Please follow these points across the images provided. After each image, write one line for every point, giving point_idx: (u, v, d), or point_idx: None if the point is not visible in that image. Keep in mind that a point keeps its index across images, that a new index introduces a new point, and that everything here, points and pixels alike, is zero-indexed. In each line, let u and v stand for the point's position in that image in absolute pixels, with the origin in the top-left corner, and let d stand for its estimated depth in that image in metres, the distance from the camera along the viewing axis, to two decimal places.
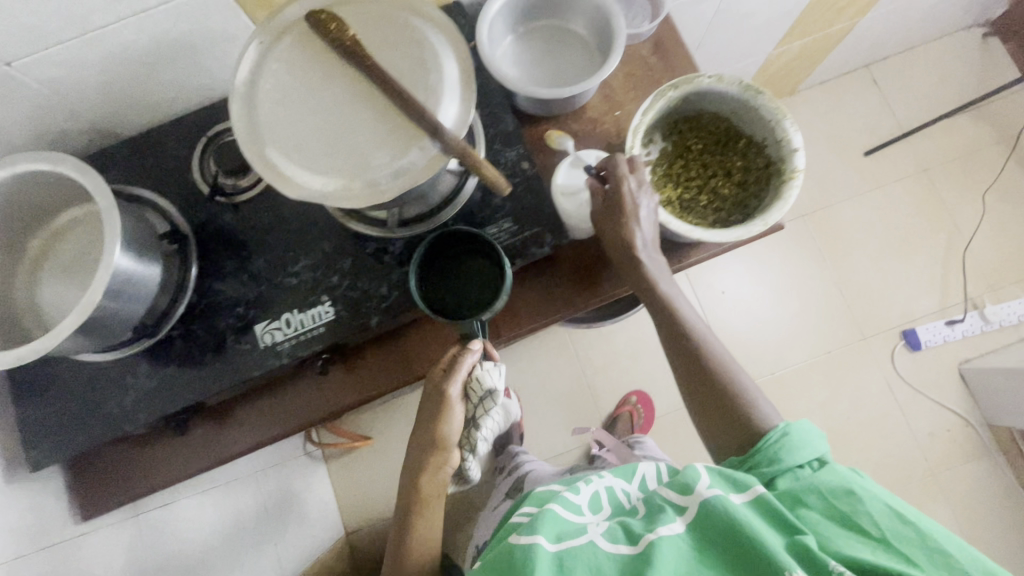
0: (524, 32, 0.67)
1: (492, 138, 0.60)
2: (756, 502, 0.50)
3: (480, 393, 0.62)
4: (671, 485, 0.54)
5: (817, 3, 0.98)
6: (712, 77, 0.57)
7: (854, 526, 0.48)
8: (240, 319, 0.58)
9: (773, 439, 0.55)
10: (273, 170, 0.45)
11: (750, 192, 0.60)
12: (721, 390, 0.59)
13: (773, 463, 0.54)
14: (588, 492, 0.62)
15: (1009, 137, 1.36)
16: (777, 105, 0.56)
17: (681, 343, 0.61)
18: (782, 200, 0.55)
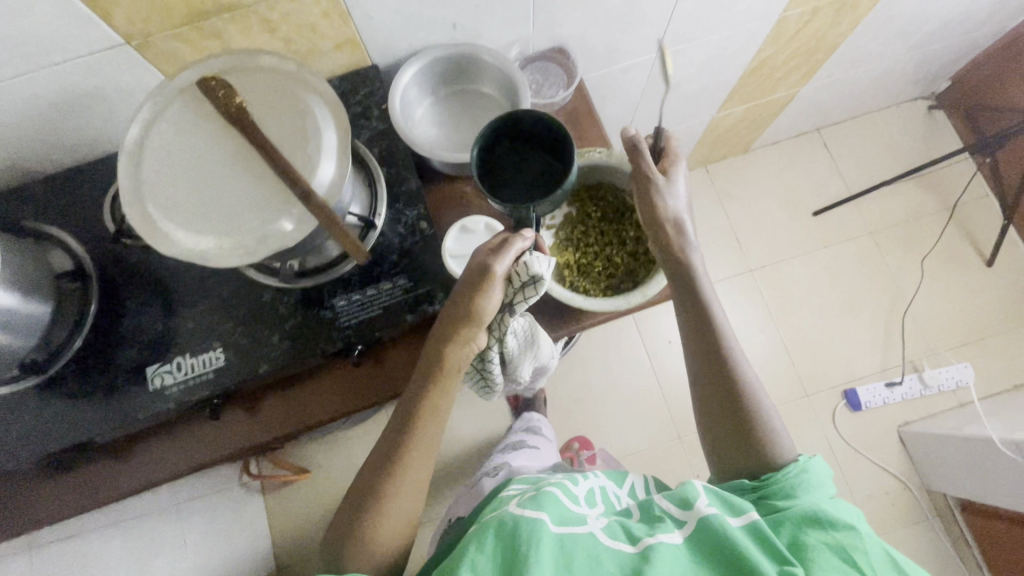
0: (440, 93, 0.70)
1: (395, 197, 0.62)
2: (750, 526, 0.50)
3: (523, 280, 0.54)
4: (671, 496, 0.55)
5: (748, 75, 1.03)
6: (603, 151, 0.61)
7: (855, 564, 0.46)
8: (133, 360, 0.59)
9: (793, 471, 0.55)
10: (150, 226, 0.47)
11: (640, 262, 0.63)
12: (738, 402, 0.58)
13: (789, 491, 0.53)
14: (585, 487, 0.63)
15: (951, 206, 1.40)
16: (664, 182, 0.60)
17: (701, 347, 0.60)
18: (665, 273, 0.59)
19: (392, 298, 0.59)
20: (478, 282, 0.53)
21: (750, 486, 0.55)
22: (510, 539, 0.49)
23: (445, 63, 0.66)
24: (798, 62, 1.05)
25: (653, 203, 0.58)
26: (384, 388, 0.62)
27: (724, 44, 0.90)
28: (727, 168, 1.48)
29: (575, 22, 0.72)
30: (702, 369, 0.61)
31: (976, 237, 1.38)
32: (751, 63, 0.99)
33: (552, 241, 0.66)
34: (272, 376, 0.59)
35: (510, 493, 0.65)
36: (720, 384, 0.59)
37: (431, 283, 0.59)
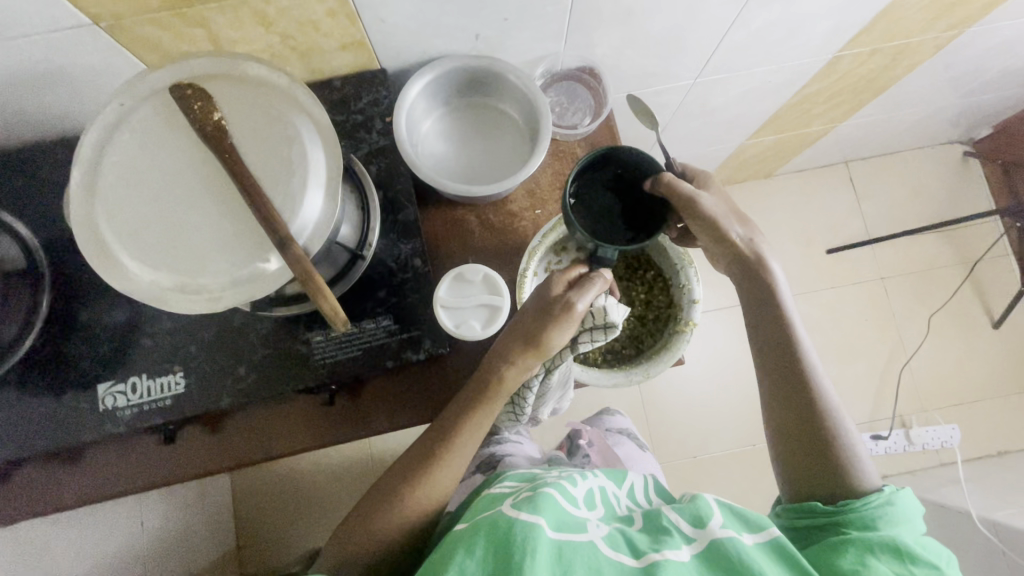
0: (454, 105, 0.63)
1: (389, 226, 0.57)
2: (771, 544, 0.47)
3: (594, 323, 0.53)
4: (685, 510, 0.51)
5: (788, 107, 0.95)
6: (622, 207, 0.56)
7: None
8: (82, 374, 0.53)
9: (877, 501, 0.51)
10: (103, 255, 0.41)
11: (648, 329, 0.58)
12: (816, 424, 0.54)
13: (865, 520, 0.50)
14: (585, 487, 0.56)
15: (968, 261, 1.36)
16: (683, 251, 0.55)
17: (783, 360, 0.56)
18: (670, 352, 0.54)
19: (374, 340, 0.54)
20: (558, 314, 0.51)
21: (822, 510, 0.51)
22: (508, 544, 0.45)
23: (462, 74, 0.59)
24: (842, 100, 0.98)
25: (718, 224, 0.55)
26: (356, 431, 0.57)
27: (767, 77, 0.82)
28: (746, 191, 1.41)
29: (611, 43, 0.64)
30: (780, 387, 0.56)
31: (987, 298, 1.34)
32: (793, 96, 0.91)
33: None
34: (233, 408, 0.54)
35: (502, 490, 0.57)
36: (799, 405, 0.55)
37: (418, 328, 0.54)
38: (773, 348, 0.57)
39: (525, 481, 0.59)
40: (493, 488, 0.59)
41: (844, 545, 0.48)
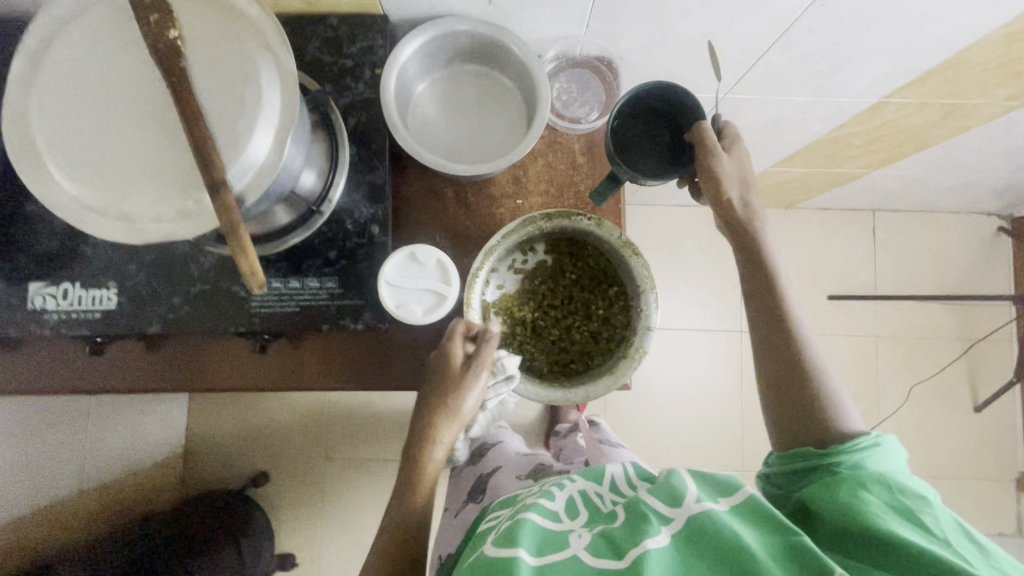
0: (455, 71, 0.59)
1: (356, 185, 0.54)
2: (747, 504, 0.43)
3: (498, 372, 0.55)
4: (658, 492, 0.47)
5: (820, 142, 0.89)
6: (595, 219, 0.53)
7: (915, 519, 0.43)
8: (14, 268, 0.52)
9: (863, 441, 0.49)
10: (30, 158, 0.39)
11: (599, 347, 0.56)
12: (807, 383, 0.53)
13: (854, 464, 0.48)
14: (565, 498, 0.52)
15: (968, 339, 1.31)
16: (648, 274, 0.52)
17: (776, 322, 0.54)
18: (613, 376, 0.52)
19: (315, 300, 0.52)
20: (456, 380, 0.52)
21: (813, 455, 0.50)
22: None
23: (468, 38, 0.55)
24: (879, 147, 0.91)
25: (721, 180, 0.52)
26: (283, 383, 0.56)
27: (804, 108, 0.76)
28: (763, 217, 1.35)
29: (639, 39, 0.59)
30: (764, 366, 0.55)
31: (977, 381, 1.30)
32: (828, 133, 0.85)
33: (515, 289, 0.58)
34: (162, 334, 0.53)
35: (486, 525, 0.52)
36: (780, 379, 0.53)
37: (361, 298, 0.52)
38: (770, 312, 0.54)
39: (508, 505, 0.54)
40: (479, 529, 0.53)
41: (833, 489, 0.47)
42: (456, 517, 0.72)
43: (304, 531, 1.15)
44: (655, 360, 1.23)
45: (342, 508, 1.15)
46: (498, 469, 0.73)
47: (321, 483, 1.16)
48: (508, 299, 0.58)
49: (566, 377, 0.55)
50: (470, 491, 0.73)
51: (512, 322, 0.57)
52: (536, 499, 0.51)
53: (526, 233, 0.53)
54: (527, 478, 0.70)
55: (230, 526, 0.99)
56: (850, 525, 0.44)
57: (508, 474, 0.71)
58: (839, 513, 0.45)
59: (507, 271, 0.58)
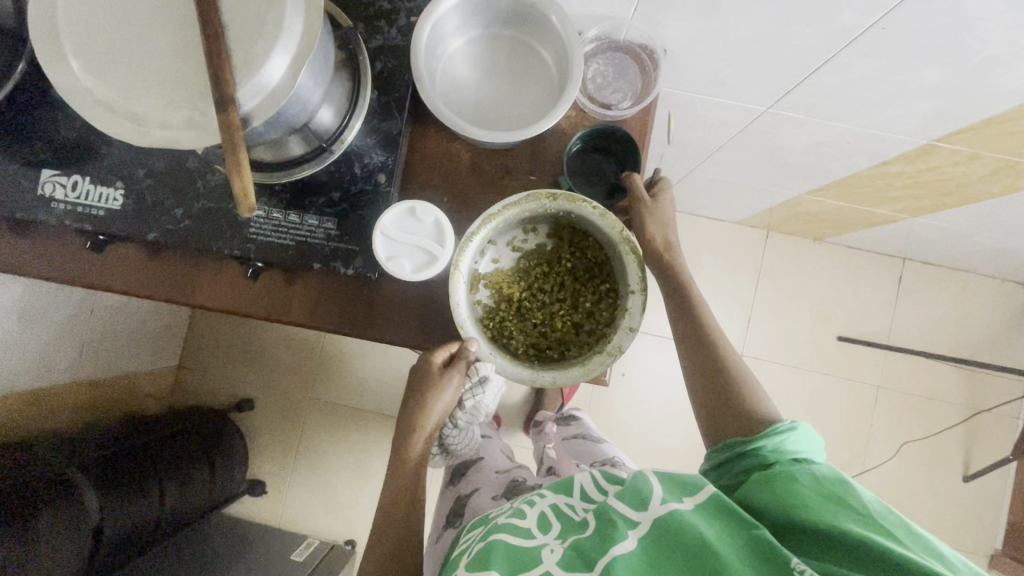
0: (493, 34, 0.57)
1: (371, 130, 0.53)
2: (711, 503, 0.44)
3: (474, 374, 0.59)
4: (624, 495, 0.47)
5: (860, 176, 0.85)
6: (600, 210, 0.52)
7: (843, 502, 0.43)
8: (30, 151, 0.53)
9: (779, 427, 0.52)
10: (52, 43, 0.39)
11: (578, 338, 0.55)
12: (728, 386, 0.57)
13: (777, 449, 0.51)
14: (536, 512, 0.49)
15: (973, 407, 1.27)
16: (642, 277, 0.50)
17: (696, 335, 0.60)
18: (585, 368, 0.51)
19: (311, 237, 0.52)
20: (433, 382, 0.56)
21: (739, 445, 0.53)
22: None
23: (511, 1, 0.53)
24: (921, 193, 0.88)
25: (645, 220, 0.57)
26: (267, 313, 0.56)
27: (848, 136, 0.73)
28: (788, 245, 1.31)
29: (686, 32, 0.58)
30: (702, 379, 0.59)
31: (971, 452, 1.26)
32: (869, 168, 0.82)
33: (510, 267, 0.57)
34: (159, 242, 0.54)
35: (460, 549, 0.50)
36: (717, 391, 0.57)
37: (356, 245, 0.52)
38: None
39: (481, 525, 0.52)
40: (455, 551, 0.51)
41: (767, 479, 0.47)
42: (436, 541, 0.71)
43: (275, 462, 1.18)
44: (647, 367, 1.22)
45: (315, 448, 1.18)
46: (477, 490, 0.73)
47: (302, 420, 1.19)
48: (500, 274, 0.57)
49: (541, 361, 0.54)
50: (449, 513, 0.72)
51: (499, 298, 0.56)
52: (507, 517, 0.49)
53: (531, 208, 0.52)
54: (503, 497, 0.69)
55: (205, 444, 1.01)
56: (779, 513, 0.44)
57: (485, 493, 0.71)
58: (772, 504, 0.45)
59: (505, 247, 0.57)
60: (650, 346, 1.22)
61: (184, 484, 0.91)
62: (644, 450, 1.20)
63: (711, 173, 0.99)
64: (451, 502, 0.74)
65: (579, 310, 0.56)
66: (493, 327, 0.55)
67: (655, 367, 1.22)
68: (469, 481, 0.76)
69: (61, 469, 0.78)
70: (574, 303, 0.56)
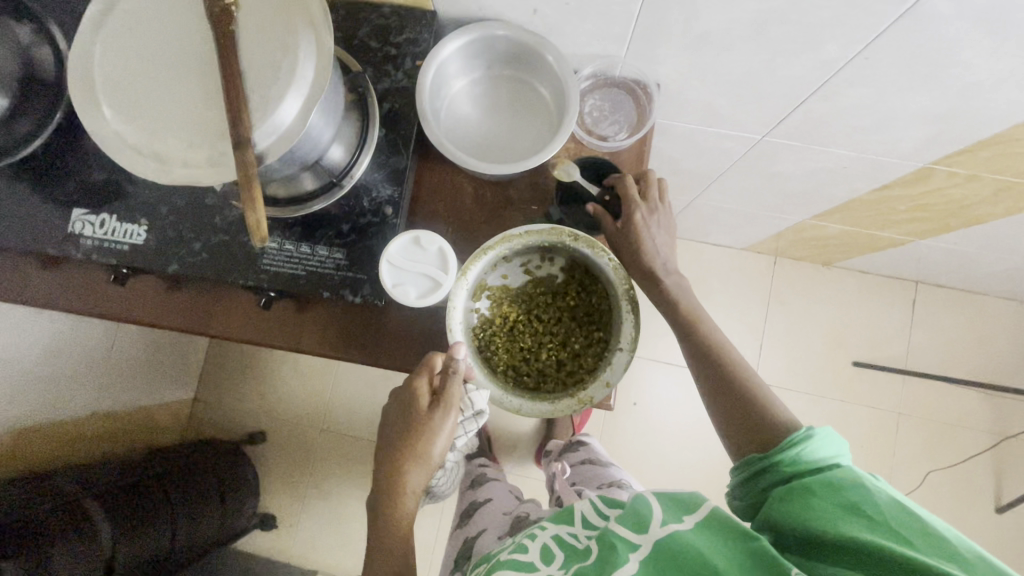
0: (495, 74, 0.61)
1: (381, 165, 0.56)
2: (707, 520, 0.44)
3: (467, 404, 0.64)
4: (624, 517, 0.46)
5: (861, 200, 0.86)
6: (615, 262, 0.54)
7: (857, 510, 0.42)
8: (63, 193, 0.57)
9: (794, 437, 0.50)
10: (86, 92, 0.43)
11: (557, 374, 0.56)
12: (746, 406, 0.55)
13: (796, 460, 0.49)
14: (539, 545, 0.49)
15: (999, 433, 1.23)
16: (632, 335, 0.53)
17: (712, 365, 0.57)
18: (550, 405, 0.52)
19: (321, 267, 0.55)
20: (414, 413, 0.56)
21: (756, 460, 0.52)
22: None
23: (511, 45, 0.57)
24: (924, 215, 0.88)
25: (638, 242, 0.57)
26: (280, 341, 0.58)
27: (844, 161, 0.74)
28: (795, 270, 1.31)
29: (677, 67, 0.61)
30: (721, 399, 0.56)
31: (1001, 480, 1.21)
32: (870, 191, 0.82)
33: (518, 286, 0.59)
34: (178, 275, 0.57)
35: None
36: (736, 413, 0.55)
37: (364, 273, 0.55)
38: None
39: (482, 563, 0.51)
40: None
41: (785, 493, 0.47)
42: None
43: (287, 495, 1.18)
44: (660, 395, 1.21)
45: (326, 481, 1.18)
46: (482, 532, 0.72)
47: (313, 453, 1.19)
48: (504, 291, 0.59)
49: (512, 384, 0.55)
50: (456, 558, 0.72)
51: (497, 313, 0.58)
52: (509, 554, 0.48)
53: (551, 241, 0.54)
54: (507, 535, 0.68)
55: (218, 477, 1.02)
56: (799, 534, 0.43)
57: (490, 534, 0.70)
58: (788, 520, 0.45)
59: (518, 267, 0.59)
60: (661, 373, 1.21)
61: (195, 517, 0.92)
62: (660, 481, 1.17)
63: (713, 201, 1.01)
64: (459, 548, 0.73)
65: (570, 346, 0.57)
66: (482, 339, 0.56)
67: (666, 397, 1.21)
68: (476, 522, 0.75)
69: (75, 499, 0.79)
70: (562, 339, 0.57)
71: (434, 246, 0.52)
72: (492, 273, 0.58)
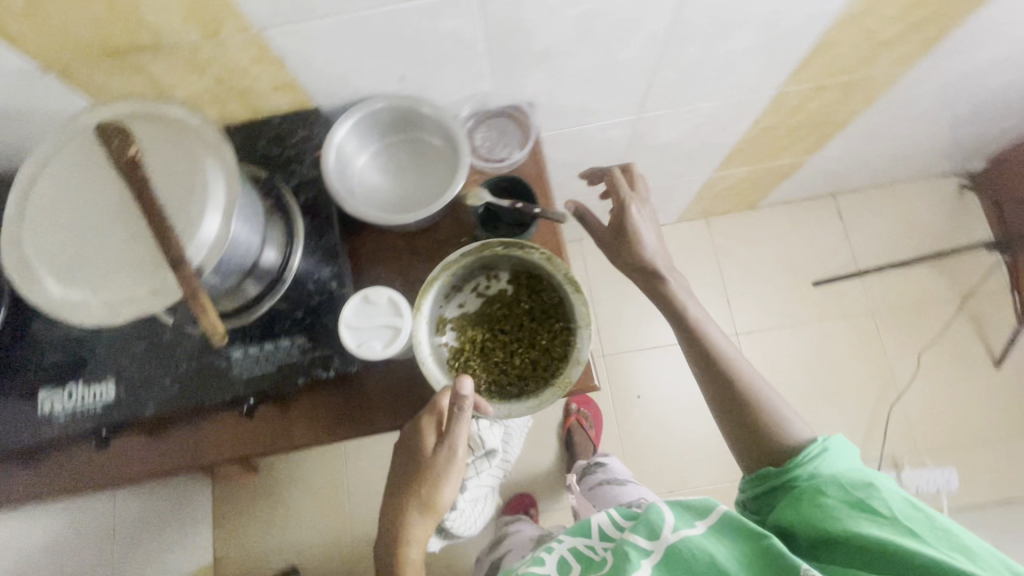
0: (390, 141, 0.67)
1: (314, 249, 0.61)
2: (720, 523, 0.48)
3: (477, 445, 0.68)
4: (637, 527, 0.50)
5: (746, 139, 0.96)
6: (547, 255, 0.58)
7: (868, 512, 0.50)
8: (25, 380, 0.58)
9: (810, 451, 0.55)
10: (25, 272, 0.46)
11: (535, 372, 0.59)
12: (754, 423, 0.59)
13: (812, 471, 0.54)
14: (555, 557, 0.53)
15: (963, 296, 1.31)
16: (586, 313, 0.57)
17: (721, 387, 0.62)
18: (536, 401, 0.56)
19: (288, 358, 0.57)
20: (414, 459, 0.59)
21: (773, 474, 0.56)
22: None
23: (393, 113, 0.64)
24: (803, 134, 0.98)
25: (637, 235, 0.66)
26: (274, 443, 0.60)
27: (713, 112, 0.84)
28: (729, 223, 1.40)
29: (539, 82, 0.69)
30: (730, 409, 0.61)
31: (988, 335, 1.28)
32: (749, 129, 0.93)
33: (476, 308, 0.63)
34: (158, 417, 0.58)
35: None
36: (742, 425, 0.60)
37: (329, 348, 0.58)
38: None
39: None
40: None
41: (803, 499, 0.53)
42: None
43: None
44: (658, 379, 1.25)
45: None
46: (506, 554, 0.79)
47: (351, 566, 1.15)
48: (465, 317, 0.63)
49: (498, 396, 0.58)
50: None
51: (464, 339, 0.61)
52: (526, 566, 0.52)
53: (485, 255, 0.59)
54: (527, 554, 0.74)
55: None
56: (819, 535, 0.51)
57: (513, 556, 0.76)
58: (803, 521, 0.52)
59: (470, 293, 0.63)
60: (650, 359, 1.27)
61: None
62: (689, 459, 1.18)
63: None
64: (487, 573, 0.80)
65: (540, 343, 0.60)
66: (459, 367, 0.59)
67: (663, 378, 1.25)
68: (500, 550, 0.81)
69: None
70: (530, 340, 0.61)
71: (381, 296, 0.56)
72: (449, 306, 0.62)
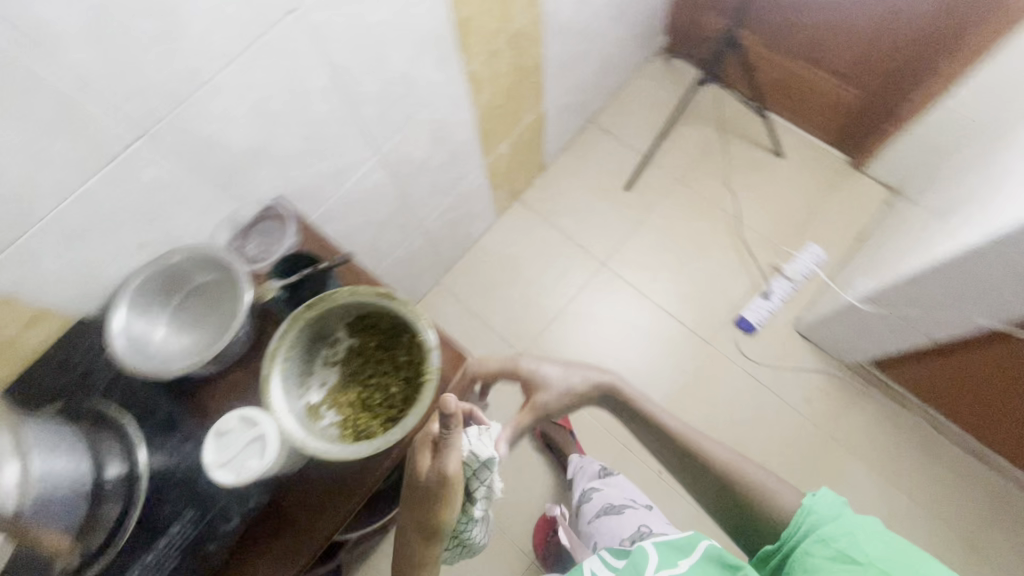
0: (173, 302, 0.68)
1: (151, 431, 0.59)
2: (702, 559, 0.64)
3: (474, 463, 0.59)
4: (632, 564, 0.67)
5: (481, 119, 1.10)
6: (350, 289, 0.62)
7: (848, 559, 0.61)
8: None
9: (800, 522, 0.68)
10: None
11: (412, 384, 0.61)
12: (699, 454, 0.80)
13: (802, 533, 0.67)
14: None
15: (723, 124, 1.56)
16: (409, 307, 0.60)
17: (692, 481, 0.84)
18: (422, 401, 0.57)
19: (186, 537, 0.55)
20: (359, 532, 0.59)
21: (773, 552, 0.70)
22: None
23: (160, 277, 0.67)
24: (519, 90, 1.15)
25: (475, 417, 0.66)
26: None
27: (434, 116, 0.96)
28: (537, 190, 1.56)
29: (267, 175, 0.75)
30: (677, 463, 0.85)
31: (759, 140, 1.53)
32: (477, 112, 1.07)
33: (337, 378, 0.64)
34: None
35: None
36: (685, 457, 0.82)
37: (219, 501, 0.57)
38: None
39: None
40: None
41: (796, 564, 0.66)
42: None
43: None
44: None
45: None
46: None
47: None
48: (333, 391, 0.63)
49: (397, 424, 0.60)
50: None
51: (343, 407, 0.62)
52: None
53: (304, 326, 0.61)
54: None
55: None
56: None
57: None
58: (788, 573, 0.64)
59: (324, 370, 0.64)
60: None
61: None
62: None
63: (434, 216, 1.20)
64: None
65: (401, 359, 0.63)
66: (352, 431, 0.60)
67: None
68: None
69: None
70: (394, 364, 0.63)
71: (230, 421, 0.57)
72: (311, 391, 0.62)
